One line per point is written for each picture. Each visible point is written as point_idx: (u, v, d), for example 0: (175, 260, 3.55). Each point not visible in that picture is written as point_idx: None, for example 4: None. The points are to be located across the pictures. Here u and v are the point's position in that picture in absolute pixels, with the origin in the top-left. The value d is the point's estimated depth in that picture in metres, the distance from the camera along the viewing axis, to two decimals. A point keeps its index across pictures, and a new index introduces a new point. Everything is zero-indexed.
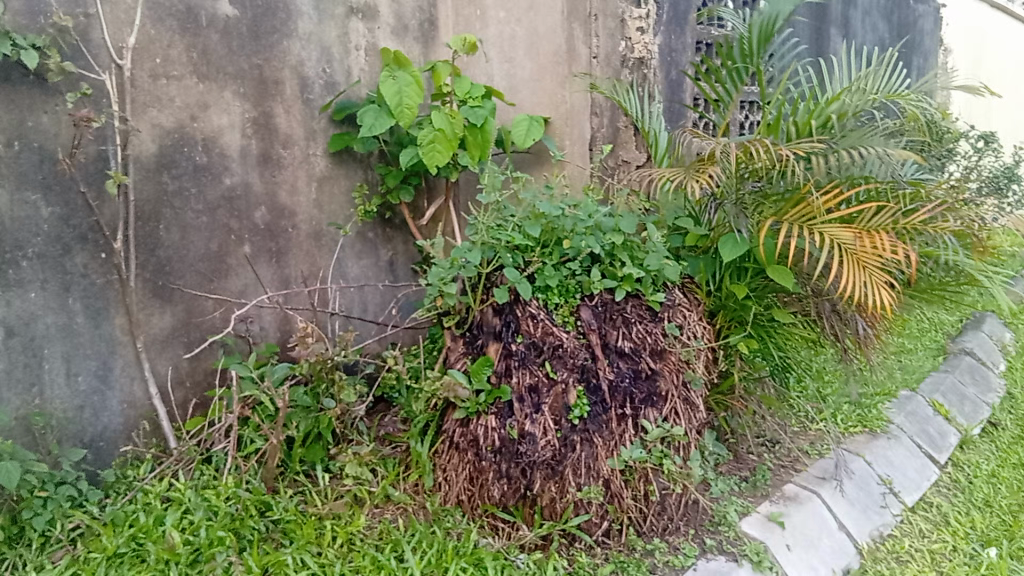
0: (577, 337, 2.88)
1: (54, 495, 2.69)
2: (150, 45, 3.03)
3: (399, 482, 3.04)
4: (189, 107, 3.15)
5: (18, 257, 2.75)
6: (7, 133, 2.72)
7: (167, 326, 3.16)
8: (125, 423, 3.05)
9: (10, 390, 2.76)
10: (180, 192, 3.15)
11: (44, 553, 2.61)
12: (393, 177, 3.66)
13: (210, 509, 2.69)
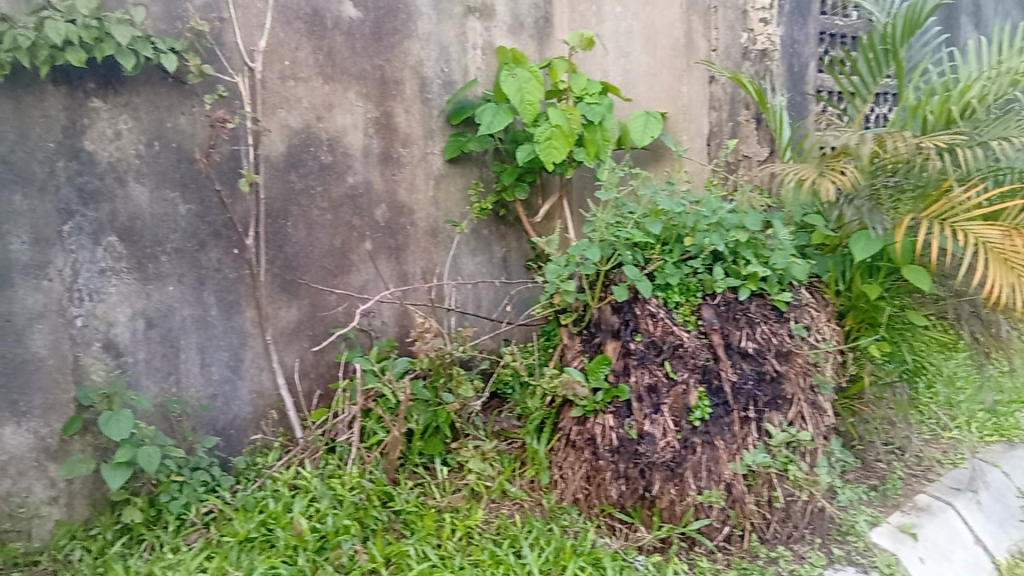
0: (698, 336, 2.83)
1: (189, 480, 2.83)
2: (279, 48, 3.15)
3: (516, 478, 3.05)
4: (316, 108, 3.25)
5: (158, 253, 2.91)
6: (149, 134, 2.87)
7: (294, 320, 3.27)
8: (255, 412, 3.18)
9: (150, 378, 2.93)
10: (306, 190, 3.25)
11: (179, 535, 2.73)
12: (508, 174, 3.68)
13: (336, 498, 2.76)
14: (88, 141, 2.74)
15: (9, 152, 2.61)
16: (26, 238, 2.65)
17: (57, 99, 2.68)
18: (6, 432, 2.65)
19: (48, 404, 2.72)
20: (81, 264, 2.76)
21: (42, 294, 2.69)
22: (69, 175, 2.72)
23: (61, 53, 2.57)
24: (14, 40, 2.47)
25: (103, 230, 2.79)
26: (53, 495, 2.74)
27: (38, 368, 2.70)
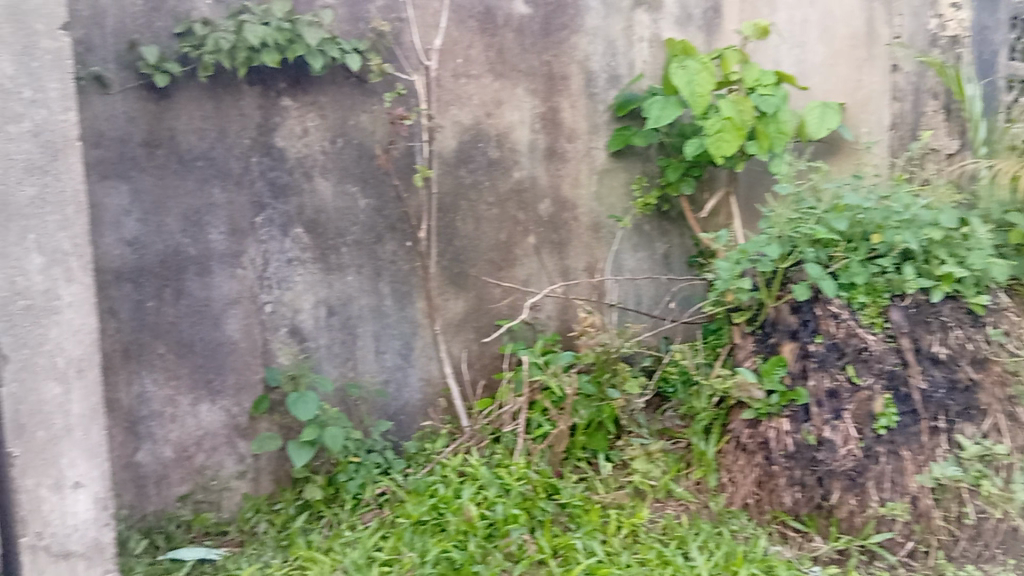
0: (884, 340, 2.69)
1: (365, 462, 2.94)
2: (453, 47, 3.23)
3: (682, 479, 2.99)
4: (486, 105, 3.32)
5: (339, 244, 3.05)
6: (333, 131, 3.00)
7: (461, 311, 3.35)
8: (424, 399, 3.28)
9: (330, 363, 3.08)
10: (475, 185, 3.33)
11: (355, 514, 2.84)
12: (675, 169, 3.54)
13: (503, 487, 2.80)
14: (278, 138, 2.91)
15: (210, 148, 2.80)
16: (224, 228, 2.84)
17: (252, 98, 2.85)
18: (202, 409, 2.86)
19: (240, 384, 2.92)
20: (271, 253, 2.93)
21: (236, 281, 2.88)
22: (262, 170, 2.89)
23: (257, 55, 2.73)
24: (217, 43, 2.66)
25: (291, 222, 2.95)
26: (241, 469, 2.93)
27: (232, 350, 2.90)
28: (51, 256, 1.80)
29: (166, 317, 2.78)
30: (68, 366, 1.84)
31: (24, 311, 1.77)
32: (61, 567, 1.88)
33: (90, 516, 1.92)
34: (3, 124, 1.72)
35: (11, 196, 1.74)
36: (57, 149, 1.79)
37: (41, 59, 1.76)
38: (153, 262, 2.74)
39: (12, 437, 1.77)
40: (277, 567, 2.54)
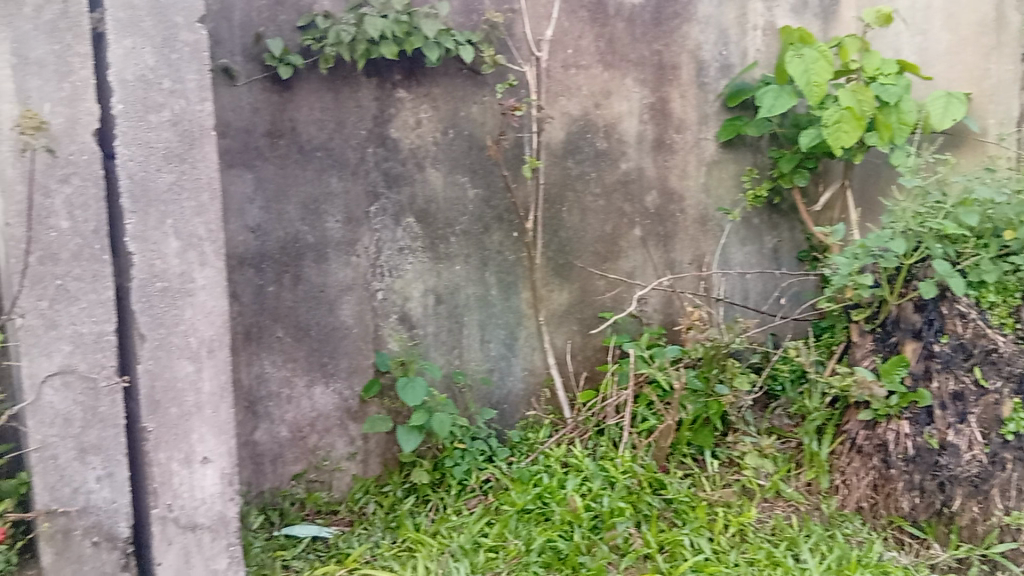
0: (1016, 342, 2.56)
1: (470, 448, 2.98)
2: (563, 37, 3.23)
3: (791, 479, 2.91)
4: (594, 95, 3.30)
5: (448, 234, 3.09)
6: (445, 122, 3.04)
7: (565, 302, 3.34)
8: (527, 389, 3.28)
9: (437, 351, 3.13)
10: (582, 176, 3.32)
11: (460, 499, 2.88)
12: (788, 161, 3.43)
13: (608, 479, 2.78)
14: (393, 129, 2.97)
15: (328, 139, 2.88)
16: (340, 217, 2.93)
17: (369, 89, 2.92)
18: (316, 391, 2.96)
19: (352, 367, 3.00)
20: (383, 242, 3.00)
21: (350, 268, 2.96)
22: (377, 160, 2.96)
23: (376, 47, 2.79)
24: (338, 36, 2.72)
25: (403, 212, 3.01)
26: (352, 451, 3.01)
27: (345, 335, 2.98)
28: (187, 240, 1.88)
29: (285, 301, 2.88)
30: (199, 347, 1.91)
31: (161, 292, 1.85)
32: (188, 538, 1.96)
33: (216, 490, 1.99)
34: (145, 113, 1.81)
35: (151, 182, 1.83)
36: (194, 138, 1.86)
37: (180, 50, 1.84)
38: (274, 248, 2.84)
39: (147, 411, 1.87)
40: (387, 548, 2.58)
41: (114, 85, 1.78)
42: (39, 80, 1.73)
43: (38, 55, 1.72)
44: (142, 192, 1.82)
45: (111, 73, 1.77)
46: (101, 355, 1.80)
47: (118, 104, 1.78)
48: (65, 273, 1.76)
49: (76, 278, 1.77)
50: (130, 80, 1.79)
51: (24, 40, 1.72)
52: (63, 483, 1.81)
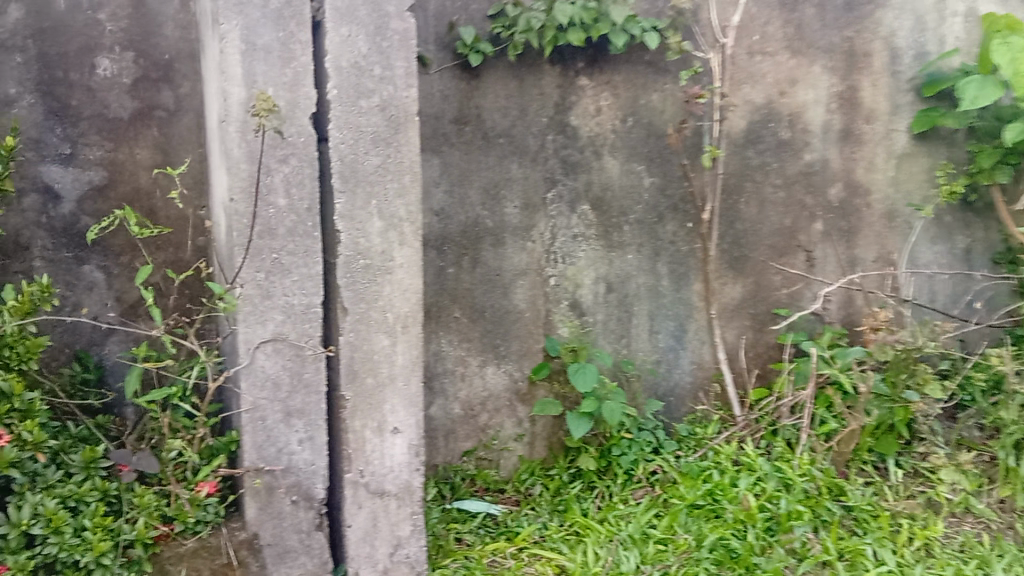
0: None
1: (637, 438, 2.95)
2: (750, 24, 3.14)
3: (983, 495, 2.74)
4: (780, 83, 3.18)
5: (622, 222, 3.07)
6: (624, 110, 3.03)
7: (738, 296, 3.24)
8: (694, 383, 3.21)
9: (606, 339, 3.11)
10: (763, 166, 3.20)
11: (626, 488, 2.86)
12: (989, 156, 3.17)
13: (784, 481, 2.72)
14: (574, 117, 2.99)
15: (511, 126, 2.93)
16: (519, 203, 2.98)
17: (552, 77, 2.95)
18: (489, 371, 3.02)
19: (523, 350, 3.05)
20: (559, 228, 3.03)
21: (526, 254, 3.01)
22: (556, 147, 2.99)
23: (564, 34, 2.83)
24: (529, 22, 2.77)
25: (579, 199, 3.03)
26: (519, 433, 3.07)
27: (517, 319, 3.03)
28: (389, 221, 1.98)
29: (463, 283, 2.96)
30: (395, 322, 2.02)
31: (364, 269, 1.96)
32: (376, 504, 2.06)
33: (404, 459, 2.08)
34: (357, 99, 1.91)
35: (359, 165, 1.93)
36: (400, 123, 1.95)
37: (391, 38, 1.92)
38: (456, 231, 2.92)
39: (346, 380, 1.98)
40: (555, 530, 2.61)
41: (330, 72, 1.88)
42: (265, 64, 1.84)
43: (264, 41, 1.83)
44: (351, 173, 1.92)
45: (328, 59, 1.88)
46: (309, 325, 1.93)
47: (334, 89, 1.89)
48: (281, 247, 1.89)
49: (290, 253, 1.90)
50: (344, 66, 1.89)
51: (253, 26, 1.82)
52: (270, 443, 1.93)
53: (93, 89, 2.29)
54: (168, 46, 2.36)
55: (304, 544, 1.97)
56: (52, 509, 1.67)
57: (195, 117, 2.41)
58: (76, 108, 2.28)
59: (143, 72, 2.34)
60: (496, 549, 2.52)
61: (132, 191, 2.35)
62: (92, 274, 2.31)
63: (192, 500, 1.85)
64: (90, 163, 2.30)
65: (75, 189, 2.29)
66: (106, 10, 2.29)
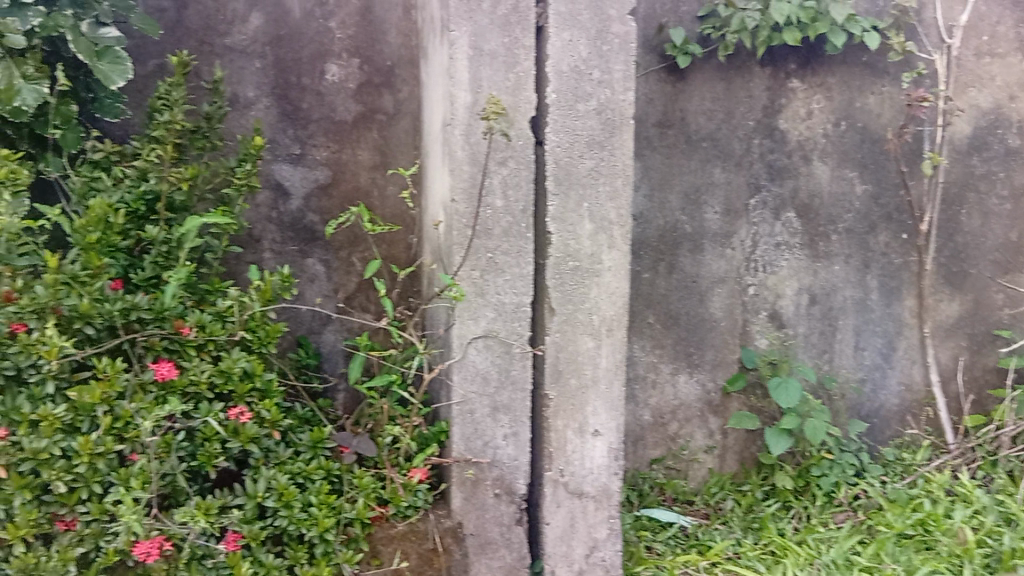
0: None
1: (839, 460, 2.79)
2: (979, 23, 2.91)
3: None
4: (1010, 86, 2.94)
5: (830, 231, 2.92)
6: (837, 114, 2.89)
7: (955, 314, 2.99)
8: (901, 404, 3.00)
9: (807, 353, 2.94)
10: (988, 175, 2.95)
11: (826, 511, 2.72)
12: None
13: (1005, 516, 2.55)
14: (783, 120, 2.88)
15: (716, 129, 2.85)
16: (720, 208, 2.87)
17: (762, 79, 2.86)
18: (681, 380, 2.90)
19: (717, 360, 2.91)
20: (761, 236, 2.89)
21: (725, 261, 2.88)
22: (762, 151, 2.88)
23: (779, 34, 2.74)
24: (743, 22, 2.69)
25: (784, 206, 2.90)
26: (710, 444, 2.94)
27: (713, 328, 2.89)
28: (599, 223, 1.99)
29: (659, 288, 2.85)
30: (601, 324, 2.02)
31: (573, 270, 1.99)
32: (575, 504, 2.08)
33: (603, 462, 2.09)
34: (575, 102, 1.94)
35: (574, 167, 1.95)
36: (615, 126, 1.97)
37: (611, 42, 1.94)
38: (654, 236, 2.83)
39: (550, 380, 2.01)
40: (750, 547, 2.53)
41: (551, 76, 1.92)
42: (490, 69, 1.89)
43: (491, 47, 1.88)
44: (566, 175, 1.95)
45: (550, 63, 1.91)
46: (518, 324, 1.98)
47: (553, 93, 1.92)
48: (496, 247, 1.94)
49: (504, 252, 1.95)
50: (565, 70, 1.92)
51: (481, 33, 1.88)
52: (477, 436, 2.00)
53: (323, 93, 2.45)
54: (390, 53, 2.49)
55: (504, 537, 2.03)
56: (285, 484, 1.79)
57: (412, 121, 2.53)
58: (307, 111, 2.44)
59: (367, 78, 2.48)
60: (689, 562, 2.47)
61: (352, 190, 2.49)
62: (314, 267, 2.47)
63: (404, 485, 1.95)
64: (316, 163, 2.46)
65: (302, 187, 2.46)
66: (336, 19, 2.45)
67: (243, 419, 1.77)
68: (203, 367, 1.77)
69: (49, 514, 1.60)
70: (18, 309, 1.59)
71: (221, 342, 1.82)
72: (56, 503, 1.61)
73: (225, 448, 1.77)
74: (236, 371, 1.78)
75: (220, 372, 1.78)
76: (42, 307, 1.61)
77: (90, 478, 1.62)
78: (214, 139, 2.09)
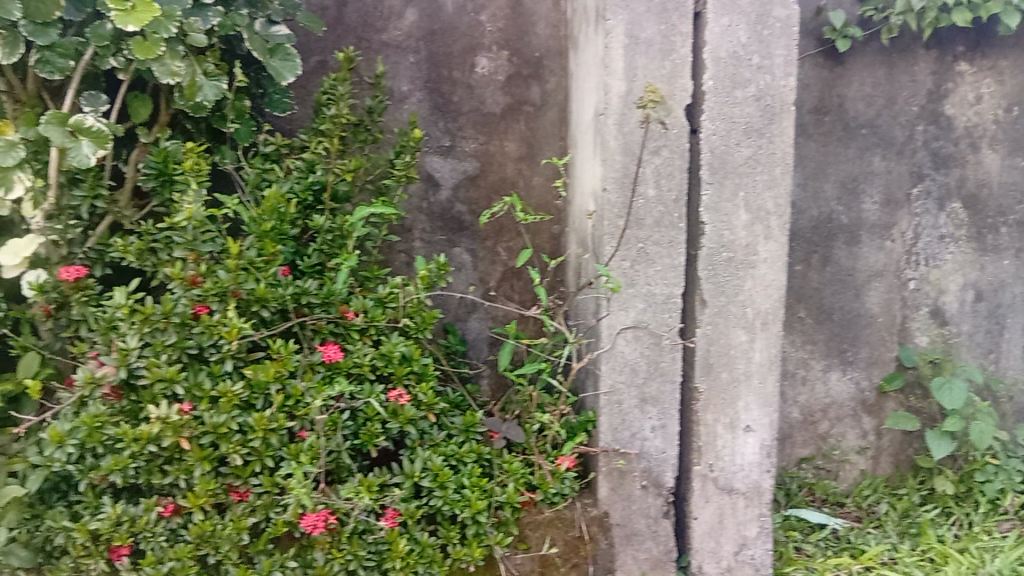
0: None
1: (1005, 466, 2.61)
2: None
3: None
4: None
5: (999, 223, 2.74)
6: (1010, 98, 2.72)
7: None
8: None
9: (971, 352, 2.77)
10: None
11: (990, 519, 2.55)
12: None
13: None
14: (949, 106, 2.72)
15: (876, 116, 2.71)
16: (879, 198, 2.73)
17: (927, 62, 2.70)
18: (833, 377, 2.77)
19: (873, 358, 2.77)
20: (923, 228, 2.74)
21: (884, 254, 2.74)
22: (926, 139, 2.72)
23: (947, 15, 2.58)
24: (907, 3, 2.56)
25: (950, 196, 2.73)
26: (863, 445, 2.80)
27: (869, 324, 2.76)
28: (756, 214, 1.95)
29: (811, 282, 2.74)
30: (755, 318, 1.97)
31: (727, 261, 1.95)
32: (724, 500, 2.04)
33: (755, 460, 2.04)
34: (733, 89, 1.90)
35: (730, 156, 1.92)
36: (775, 113, 1.91)
37: (772, 27, 1.89)
38: (808, 227, 2.72)
39: (701, 373, 1.98)
40: (908, 553, 2.40)
41: (708, 63, 1.89)
42: (646, 58, 1.88)
43: (648, 35, 1.87)
44: (721, 164, 1.92)
45: (707, 50, 1.89)
46: (668, 315, 1.96)
47: (710, 80, 1.89)
48: (648, 237, 1.93)
49: (655, 243, 1.93)
50: (723, 56, 1.89)
51: (638, 21, 1.87)
52: (624, 427, 1.99)
53: (473, 86, 2.49)
54: (539, 45, 2.51)
55: (651, 529, 2.02)
56: (439, 465, 1.85)
57: (558, 112, 2.54)
58: (458, 104, 2.49)
59: (516, 69, 2.51)
60: (841, 565, 2.36)
61: (499, 180, 2.53)
62: (461, 256, 2.53)
63: (553, 472, 1.96)
64: (465, 155, 2.51)
65: (451, 178, 2.51)
66: (487, 13, 2.48)
67: (402, 402, 1.83)
68: (365, 351, 1.86)
69: (225, 485, 1.72)
70: (202, 292, 1.73)
71: (381, 327, 1.90)
72: (232, 474, 1.72)
73: (384, 429, 1.84)
74: (395, 355, 1.86)
75: (380, 356, 1.86)
76: (224, 290, 1.74)
77: (263, 452, 1.72)
78: (375, 131, 2.18)
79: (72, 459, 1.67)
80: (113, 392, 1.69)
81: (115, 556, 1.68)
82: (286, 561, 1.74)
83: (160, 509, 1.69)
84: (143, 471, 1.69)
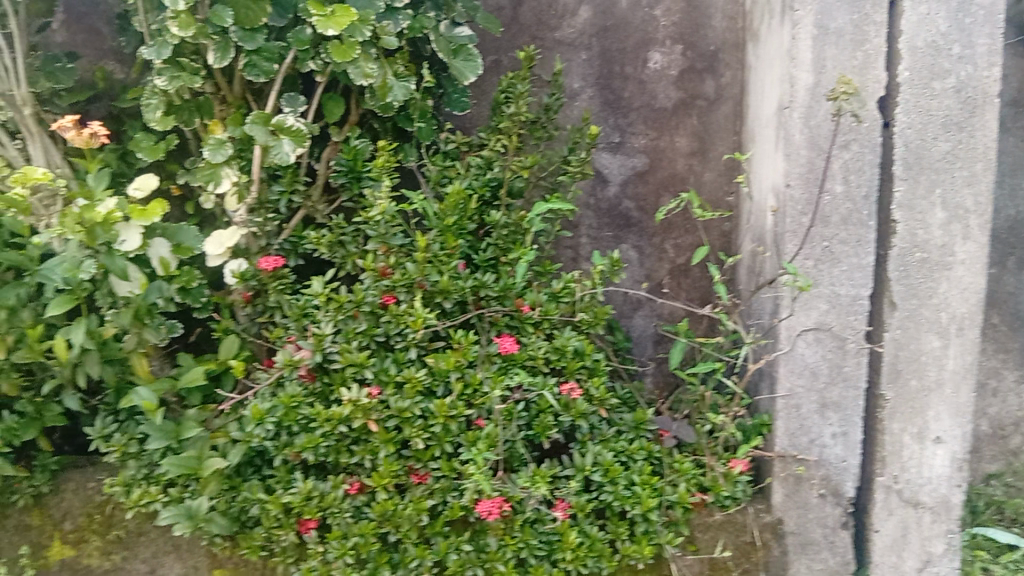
0: None
1: None
2: None
3: None
4: None
5: None
6: None
7: None
8: None
9: None
10: None
11: None
12: None
13: None
14: None
15: None
16: None
17: None
18: None
19: None
20: None
21: None
22: None
23: None
24: None
25: None
26: None
27: None
28: (953, 212, 1.85)
29: (1005, 286, 2.55)
30: (950, 322, 1.87)
31: (920, 262, 1.86)
32: (909, 513, 1.94)
33: (945, 473, 1.93)
34: (931, 80, 1.82)
35: (927, 151, 1.84)
36: (977, 105, 1.82)
37: (976, 14, 1.80)
38: (1004, 227, 2.53)
39: (888, 380, 1.90)
40: None
41: (904, 53, 1.82)
42: (836, 49, 1.84)
43: (839, 25, 1.82)
44: (916, 160, 1.84)
45: (903, 39, 1.81)
46: (854, 318, 1.88)
47: (906, 71, 1.82)
48: (833, 235, 1.87)
49: (842, 242, 1.87)
50: (921, 46, 1.81)
51: (828, 10, 1.82)
52: (802, 432, 1.94)
53: (645, 81, 2.47)
54: (715, 38, 2.46)
55: (828, 540, 1.95)
56: (610, 460, 1.85)
57: (733, 106, 2.49)
58: (629, 100, 2.48)
59: (690, 64, 2.47)
60: None
61: (669, 176, 2.50)
62: (628, 252, 2.52)
63: (726, 475, 1.91)
64: (635, 150, 2.49)
65: (620, 174, 2.51)
66: (662, 7, 2.45)
67: (574, 395, 1.85)
68: (539, 344, 1.89)
69: (406, 467, 1.80)
70: (391, 283, 1.83)
71: (554, 321, 1.93)
72: (413, 457, 1.80)
73: (557, 421, 1.87)
74: (569, 349, 1.88)
75: (554, 349, 1.88)
76: (411, 281, 1.83)
77: (442, 438, 1.78)
78: (551, 128, 2.22)
79: (269, 436, 1.78)
80: (309, 374, 1.81)
81: (303, 528, 1.79)
82: (461, 544, 1.81)
83: (347, 486, 1.79)
84: (332, 450, 1.79)
